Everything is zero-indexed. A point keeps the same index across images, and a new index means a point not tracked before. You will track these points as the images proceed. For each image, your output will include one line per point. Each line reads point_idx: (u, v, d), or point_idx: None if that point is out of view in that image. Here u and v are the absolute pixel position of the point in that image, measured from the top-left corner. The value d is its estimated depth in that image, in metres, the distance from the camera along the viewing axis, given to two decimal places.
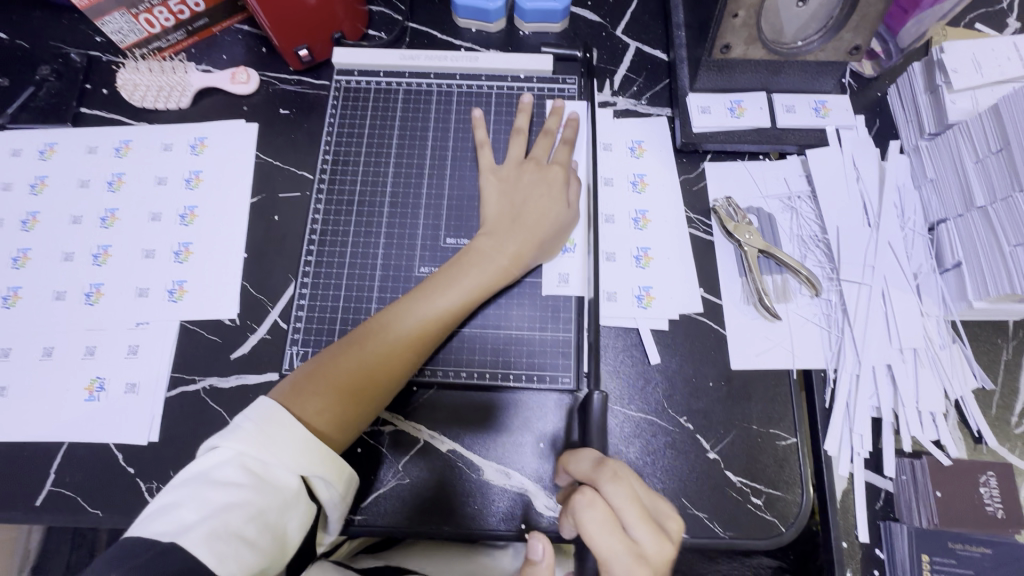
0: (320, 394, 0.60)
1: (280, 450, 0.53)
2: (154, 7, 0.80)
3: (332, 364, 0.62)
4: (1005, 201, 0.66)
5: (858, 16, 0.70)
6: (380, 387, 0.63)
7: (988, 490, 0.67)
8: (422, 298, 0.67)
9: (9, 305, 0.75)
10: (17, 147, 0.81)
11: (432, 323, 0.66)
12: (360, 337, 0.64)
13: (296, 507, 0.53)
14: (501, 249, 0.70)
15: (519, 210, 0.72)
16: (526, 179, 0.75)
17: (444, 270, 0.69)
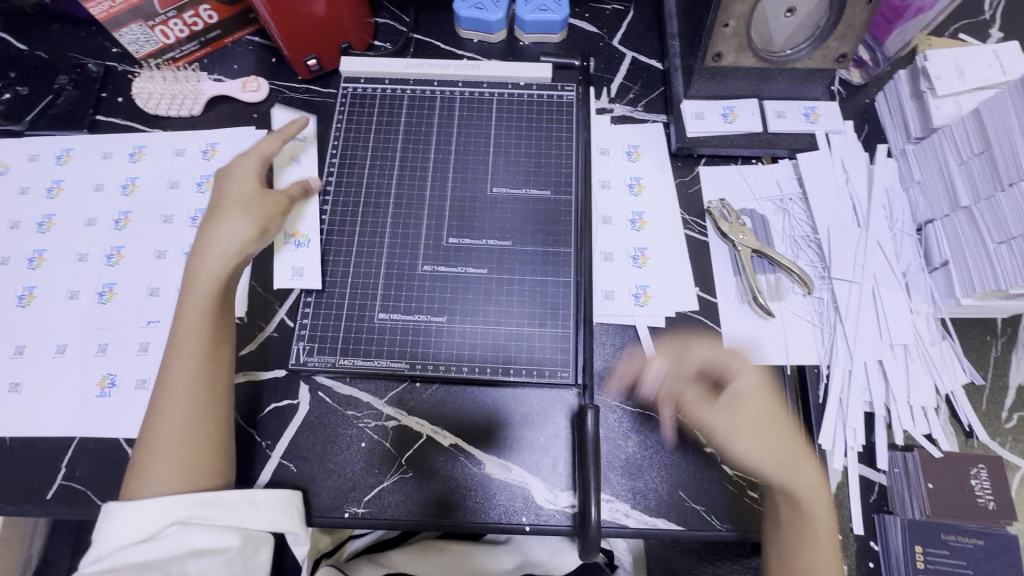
0: (158, 468, 0.59)
1: (133, 524, 0.57)
2: (170, 19, 0.83)
3: (152, 431, 0.61)
4: (988, 200, 0.68)
5: (844, 25, 0.73)
6: (200, 421, 0.62)
7: (978, 482, 0.69)
8: (189, 322, 0.66)
9: (24, 304, 0.77)
10: (35, 152, 0.84)
11: (199, 336, 0.65)
12: (154, 402, 0.62)
13: (190, 535, 0.56)
14: (203, 249, 0.68)
15: (220, 203, 0.71)
16: (251, 165, 0.74)
17: (196, 281, 0.67)
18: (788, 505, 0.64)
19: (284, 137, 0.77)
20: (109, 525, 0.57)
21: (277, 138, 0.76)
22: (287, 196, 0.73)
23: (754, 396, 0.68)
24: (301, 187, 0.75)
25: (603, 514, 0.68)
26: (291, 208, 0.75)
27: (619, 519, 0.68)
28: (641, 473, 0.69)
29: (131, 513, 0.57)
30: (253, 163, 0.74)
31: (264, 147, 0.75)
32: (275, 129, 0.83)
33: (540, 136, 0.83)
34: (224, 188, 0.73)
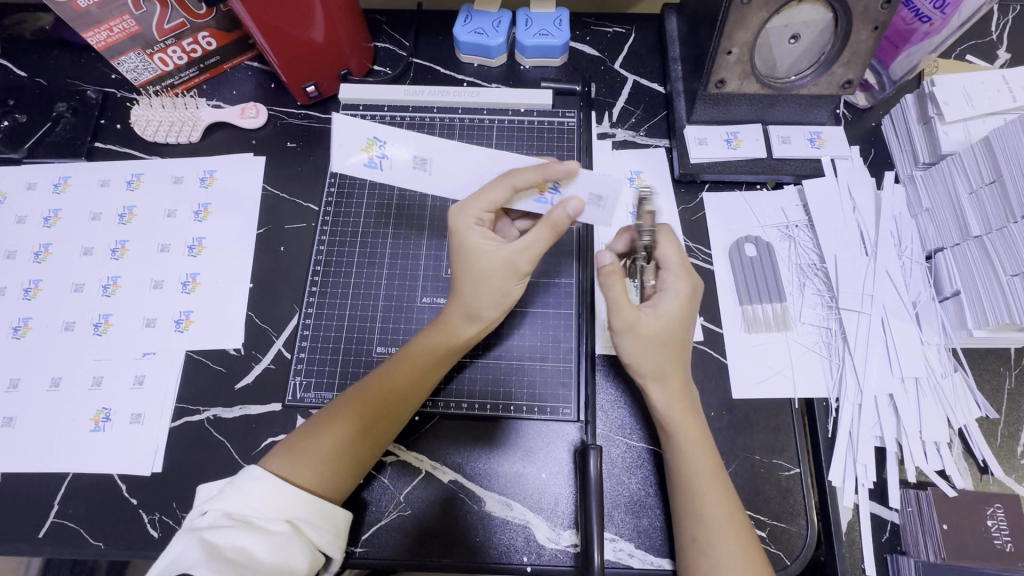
0: (311, 458, 0.59)
1: (262, 501, 0.55)
2: (168, 46, 0.83)
3: (333, 424, 0.61)
4: (1000, 231, 0.66)
5: (850, 51, 0.72)
6: (366, 445, 0.62)
7: (995, 523, 0.67)
8: (406, 369, 0.64)
9: (19, 335, 0.76)
10: (33, 181, 0.84)
11: (406, 389, 0.64)
12: (344, 406, 0.62)
13: (291, 548, 0.53)
14: (455, 314, 0.65)
15: (463, 245, 0.64)
16: (489, 213, 0.63)
17: (435, 340, 0.66)
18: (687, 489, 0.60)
19: (546, 175, 0.61)
20: (244, 487, 0.55)
21: (506, 184, 0.61)
22: (536, 260, 0.63)
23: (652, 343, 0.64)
24: (566, 223, 0.62)
25: (607, 554, 0.66)
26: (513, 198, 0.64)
27: (624, 560, 0.66)
28: (645, 510, 0.67)
29: (257, 487, 0.55)
30: (496, 197, 0.61)
31: (489, 195, 0.61)
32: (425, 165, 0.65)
33: None
34: (471, 228, 0.63)
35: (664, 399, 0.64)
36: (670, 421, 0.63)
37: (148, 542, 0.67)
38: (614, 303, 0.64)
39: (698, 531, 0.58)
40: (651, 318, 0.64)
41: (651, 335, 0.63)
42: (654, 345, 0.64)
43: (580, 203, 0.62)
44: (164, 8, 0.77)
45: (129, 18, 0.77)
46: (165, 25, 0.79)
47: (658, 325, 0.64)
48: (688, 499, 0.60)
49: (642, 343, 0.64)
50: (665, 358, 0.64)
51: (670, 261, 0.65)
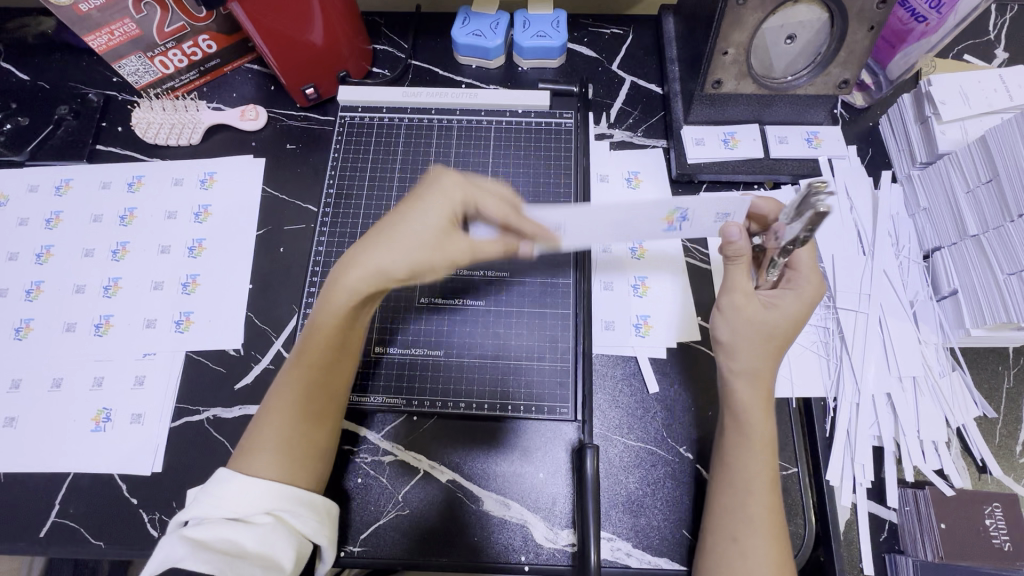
0: (258, 452, 0.58)
1: (238, 497, 0.55)
2: (169, 50, 0.83)
3: (269, 415, 0.60)
4: (997, 230, 0.66)
5: (846, 52, 0.72)
6: (307, 424, 0.60)
7: (993, 522, 0.67)
8: (314, 339, 0.61)
9: (20, 337, 0.76)
10: (34, 183, 0.85)
11: (318, 356, 0.61)
12: (276, 396, 0.61)
13: (276, 537, 0.54)
14: (345, 268, 0.60)
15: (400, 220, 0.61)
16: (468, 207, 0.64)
17: (328, 301, 0.61)
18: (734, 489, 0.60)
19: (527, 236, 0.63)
20: (222, 490, 0.55)
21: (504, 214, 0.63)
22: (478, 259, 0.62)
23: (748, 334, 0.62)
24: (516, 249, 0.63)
25: (605, 553, 0.66)
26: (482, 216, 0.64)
27: (621, 559, 0.66)
28: (642, 510, 0.68)
29: (253, 487, 0.55)
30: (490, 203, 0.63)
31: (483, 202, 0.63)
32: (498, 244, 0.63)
33: (538, 164, 0.83)
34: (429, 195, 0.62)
35: (747, 396, 0.62)
36: (748, 418, 0.61)
37: (148, 541, 0.68)
38: (732, 279, 0.64)
39: (739, 531, 0.58)
40: (763, 309, 0.63)
41: (756, 324, 0.62)
42: (754, 334, 0.62)
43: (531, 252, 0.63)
44: (165, 11, 0.78)
45: (130, 21, 0.77)
46: (166, 28, 0.80)
47: (769, 316, 0.63)
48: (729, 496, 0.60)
49: (744, 330, 0.63)
50: (762, 352, 0.62)
51: (802, 264, 0.64)
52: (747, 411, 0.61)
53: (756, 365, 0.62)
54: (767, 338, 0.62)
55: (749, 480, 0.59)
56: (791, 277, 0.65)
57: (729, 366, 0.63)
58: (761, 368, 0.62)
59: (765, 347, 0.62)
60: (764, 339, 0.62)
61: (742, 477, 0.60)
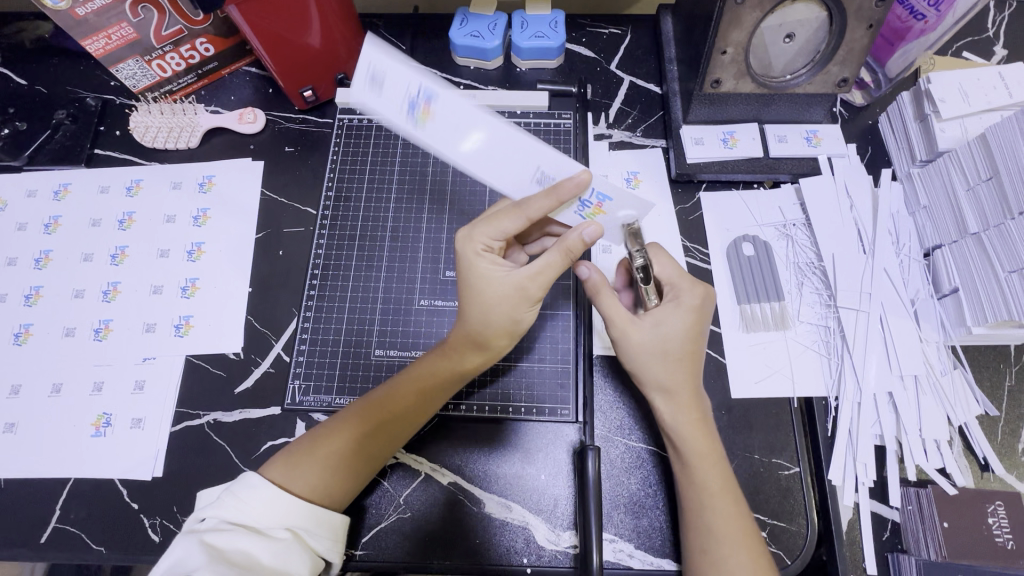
0: (315, 458, 0.59)
1: (260, 506, 0.55)
2: (166, 53, 0.83)
3: (333, 434, 0.61)
4: (997, 228, 0.66)
5: (845, 50, 0.72)
6: (363, 463, 0.61)
7: (996, 520, 0.66)
8: (411, 389, 0.64)
9: (20, 342, 0.76)
10: (33, 188, 0.84)
11: (412, 411, 0.63)
12: (347, 420, 0.62)
13: (291, 554, 0.54)
14: (461, 343, 0.63)
15: (471, 271, 0.61)
16: (500, 241, 0.61)
17: (441, 369, 0.64)
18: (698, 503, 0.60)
19: (559, 198, 0.55)
20: (244, 495, 0.55)
21: (520, 215, 0.57)
22: (549, 286, 0.60)
23: (646, 356, 0.63)
24: (581, 250, 0.59)
25: (607, 555, 0.66)
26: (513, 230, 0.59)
27: (623, 560, 0.66)
28: (644, 511, 0.67)
29: (256, 496, 0.55)
30: (509, 227, 0.59)
31: (502, 225, 0.59)
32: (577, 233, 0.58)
33: None
34: (479, 255, 0.60)
35: (681, 414, 0.63)
36: (681, 437, 0.62)
37: (149, 546, 0.68)
38: (610, 313, 0.64)
39: (709, 544, 0.58)
40: (646, 329, 0.63)
41: (654, 346, 0.63)
42: (658, 357, 0.63)
43: (599, 229, 0.58)
44: (162, 15, 0.78)
45: (127, 25, 0.77)
46: (163, 32, 0.80)
47: (654, 335, 0.63)
48: (700, 508, 0.59)
49: (647, 361, 0.63)
50: (671, 369, 0.63)
51: (672, 277, 0.65)
52: (679, 433, 0.62)
53: (675, 385, 0.63)
54: (667, 356, 0.63)
55: (708, 491, 0.60)
56: (674, 290, 0.65)
57: (660, 395, 0.64)
58: (686, 386, 0.63)
59: (671, 368, 0.63)
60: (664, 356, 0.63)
61: (702, 491, 0.60)
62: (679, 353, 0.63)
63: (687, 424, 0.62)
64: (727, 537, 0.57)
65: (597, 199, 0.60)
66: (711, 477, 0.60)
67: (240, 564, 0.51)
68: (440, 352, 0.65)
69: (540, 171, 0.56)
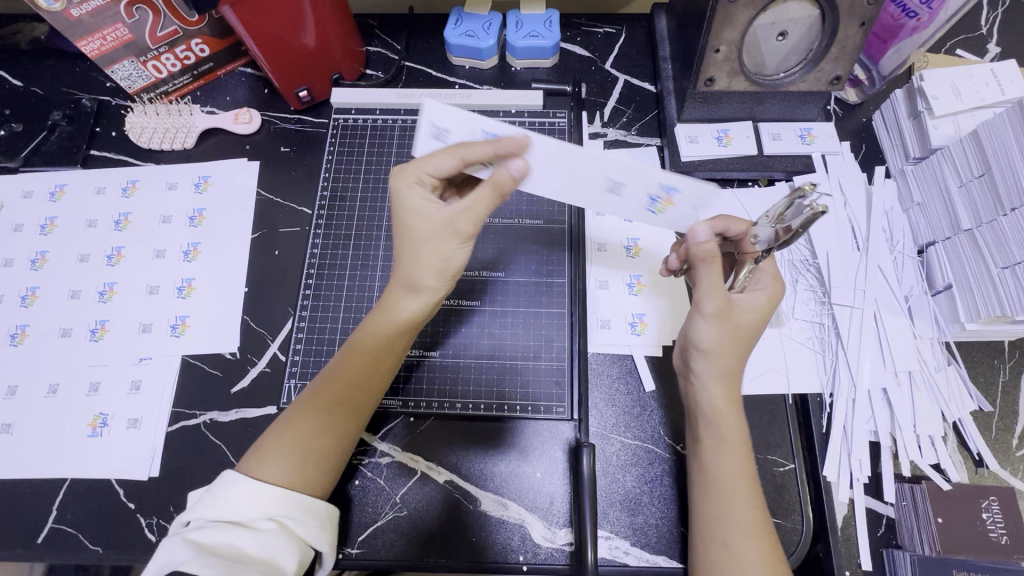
0: (281, 444, 0.59)
1: (240, 500, 0.55)
2: (161, 54, 0.83)
3: (292, 418, 0.60)
4: (990, 224, 0.66)
5: (837, 48, 0.72)
6: (324, 437, 0.60)
7: (990, 516, 0.67)
8: (355, 350, 0.62)
9: (16, 343, 0.76)
10: (29, 189, 0.84)
11: (363, 373, 0.62)
12: (304, 402, 0.61)
13: (277, 544, 0.54)
14: (394, 293, 0.62)
15: (406, 210, 0.61)
16: (434, 179, 0.62)
17: (378, 325, 0.62)
18: (711, 492, 0.59)
19: (499, 150, 0.57)
20: (224, 493, 0.55)
21: (455, 154, 0.59)
22: (479, 222, 0.60)
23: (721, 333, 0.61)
24: (510, 184, 0.58)
25: (602, 552, 0.66)
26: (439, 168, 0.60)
27: (619, 557, 0.66)
28: (640, 508, 0.68)
29: (250, 495, 0.56)
30: (444, 164, 0.59)
31: (436, 163, 0.60)
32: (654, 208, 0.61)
33: None
34: (410, 189, 0.61)
35: (720, 397, 0.61)
36: (719, 420, 0.61)
37: (145, 546, 0.68)
38: (710, 286, 0.61)
39: (728, 535, 0.57)
40: (742, 307, 0.62)
41: (736, 325, 0.61)
42: (735, 337, 0.61)
43: (527, 163, 0.58)
44: (156, 15, 0.78)
45: (122, 26, 0.77)
46: (158, 33, 0.80)
47: (744, 316, 0.62)
48: (715, 500, 0.59)
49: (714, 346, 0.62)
50: (733, 352, 0.62)
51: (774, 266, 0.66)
52: (709, 417, 0.62)
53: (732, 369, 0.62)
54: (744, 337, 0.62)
55: (722, 480, 0.59)
56: (759, 276, 0.66)
57: (709, 371, 0.62)
58: (734, 369, 0.62)
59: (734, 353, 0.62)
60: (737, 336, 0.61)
61: (721, 479, 0.59)
62: (752, 331, 0.63)
63: (728, 412, 0.61)
64: (742, 528, 0.57)
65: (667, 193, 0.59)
66: (739, 467, 0.60)
67: (227, 556, 0.51)
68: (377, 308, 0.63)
69: (611, 180, 0.59)
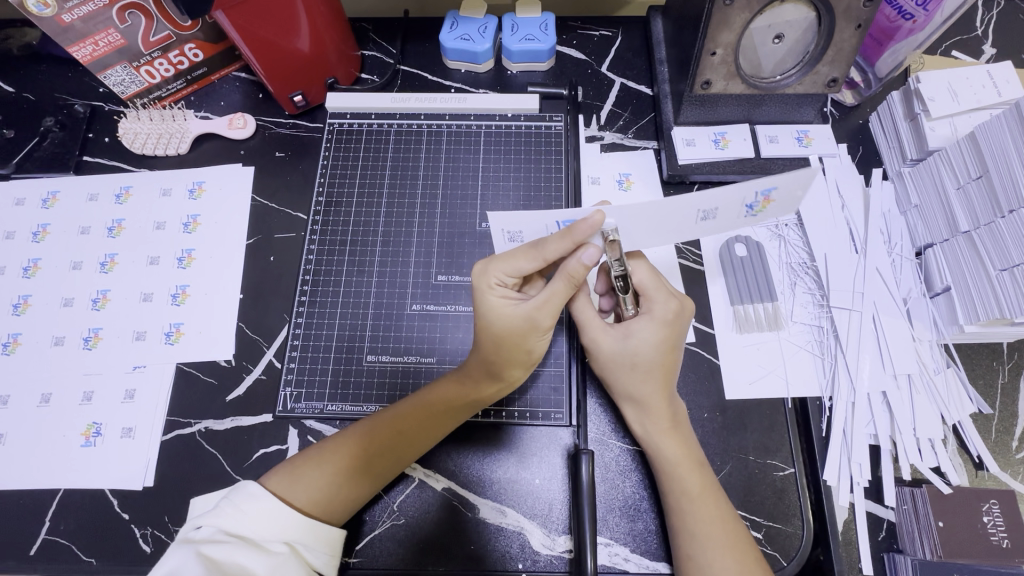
0: (323, 464, 0.61)
1: (252, 517, 0.56)
2: (155, 59, 0.83)
3: (337, 449, 0.61)
4: (987, 226, 0.66)
5: (834, 50, 0.72)
6: (363, 482, 0.61)
7: (991, 519, 0.66)
8: (418, 410, 0.64)
9: (8, 352, 0.75)
10: (22, 196, 0.84)
11: (419, 434, 0.63)
12: (353, 437, 0.62)
13: (291, 566, 0.54)
14: (474, 371, 0.63)
15: (481, 304, 0.61)
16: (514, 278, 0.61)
17: (452, 396, 0.64)
18: (677, 507, 0.61)
19: (575, 239, 0.55)
20: (241, 504, 0.56)
21: (536, 258, 0.58)
22: (557, 315, 0.61)
23: (619, 360, 0.65)
24: (584, 274, 0.58)
25: (602, 559, 0.66)
26: (518, 271, 0.59)
27: (619, 564, 0.65)
28: (640, 514, 0.67)
29: (246, 508, 0.56)
30: (523, 266, 0.59)
31: (514, 264, 0.59)
32: (770, 199, 0.55)
33: (529, 170, 0.83)
34: (491, 288, 0.60)
35: (655, 424, 0.64)
36: (657, 443, 0.63)
37: (138, 557, 0.67)
38: (584, 319, 0.67)
39: (694, 549, 0.58)
40: (615, 340, 0.65)
41: (632, 357, 0.63)
42: (628, 369, 0.64)
43: (597, 252, 0.57)
44: (149, 21, 0.77)
45: (115, 31, 0.77)
46: (151, 38, 0.79)
47: (624, 347, 0.64)
48: (680, 517, 0.60)
49: (624, 369, 0.65)
50: (642, 383, 0.64)
51: (646, 283, 0.64)
52: (652, 439, 0.64)
53: (645, 397, 0.64)
54: (647, 371, 0.63)
55: (688, 495, 0.60)
56: (645, 306, 0.64)
57: (622, 392, 0.66)
58: (655, 402, 0.64)
59: (647, 378, 0.63)
60: (635, 368, 0.64)
61: (687, 494, 0.60)
62: (649, 365, 0.63)
63: (660, 435, 0.63)
64: (714, 543, 0.58)
65: (766, 193, 0.54)
66: (687, 481, 0.61)
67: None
68: (452, 379, 0.65)
69: (702, 211, 0.55)
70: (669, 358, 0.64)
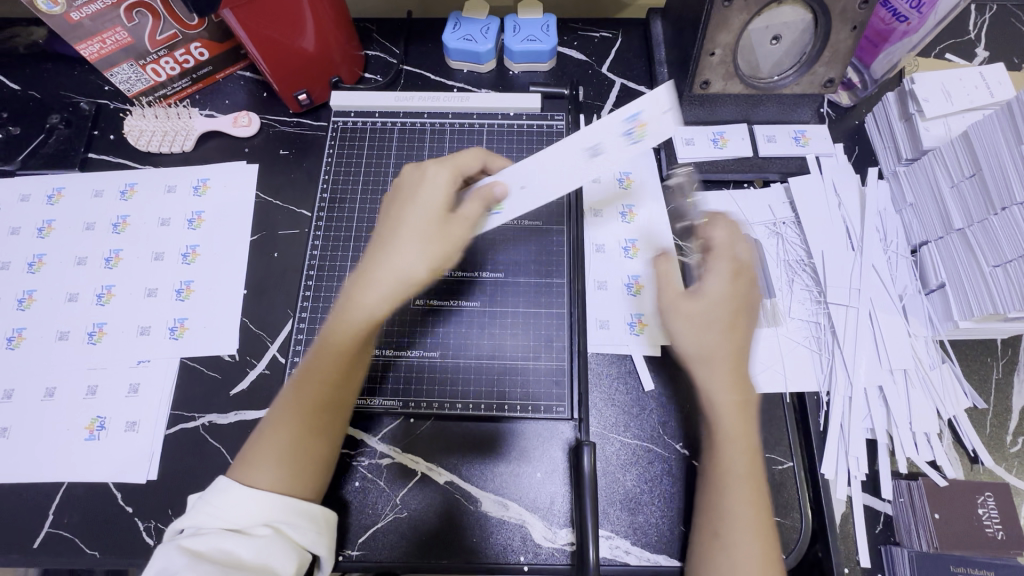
0: (268, 452, 0.58)
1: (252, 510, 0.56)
2: (161, 57, 0.84)
3: (275, 431, 0.59)
4: (981, 223, 0.68)
5: (830, 51, 0.74)
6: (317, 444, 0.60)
7: (986, 511, 0.67)
8: (330, 349, 0.58)
9: (13, 346, 0.76)
10: (26, 193, 0.84)
11: (343, 372, 0.60)
12: (285, 411, 0.59)
13: (277, 549, 0.53)
14: (382, 281, 0.57)
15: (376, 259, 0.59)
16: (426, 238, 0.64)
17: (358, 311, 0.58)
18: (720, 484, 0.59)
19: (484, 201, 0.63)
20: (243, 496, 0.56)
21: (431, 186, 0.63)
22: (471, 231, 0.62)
23: (687, 319, 0.63)
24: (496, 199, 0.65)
25: (603, 552, 0.66)
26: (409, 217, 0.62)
27: (620, 557, 0.66)
28: (641, 507, 0.68)
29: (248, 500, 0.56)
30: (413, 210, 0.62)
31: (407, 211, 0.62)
32: None
33: None
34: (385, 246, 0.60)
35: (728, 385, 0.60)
36: (720, 412, 0.60)
37: (142, 550, 0.67)
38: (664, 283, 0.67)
39: (723, 529, 0.58)
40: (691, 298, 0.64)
41: (702, 312, 0.62)
42: (699, 325, 0.62)
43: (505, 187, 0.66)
44: (156, 19, 0.78)
45: (121, 30, 0.78)
46: (157, 36, 0.80)
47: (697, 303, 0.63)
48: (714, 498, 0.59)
49: (690, 327, 0.63)
50: (716, 338, 0.61)
51: (721, 242, 0.65)
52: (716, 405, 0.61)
53: (715, 354, 0.61)
54: (712, 326, 0.62)
55: (731, 473, 0.59)
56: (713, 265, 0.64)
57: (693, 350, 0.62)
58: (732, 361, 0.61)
59: (717, 334, 0.61)
60: (702, 324, 0.62)
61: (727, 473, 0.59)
62: (718, 319, 0.62)
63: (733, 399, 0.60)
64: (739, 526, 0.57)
65: None
66: (734, 458, 0.59)
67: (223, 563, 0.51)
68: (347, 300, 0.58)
69: None
70: (738, 314, 0.62)
